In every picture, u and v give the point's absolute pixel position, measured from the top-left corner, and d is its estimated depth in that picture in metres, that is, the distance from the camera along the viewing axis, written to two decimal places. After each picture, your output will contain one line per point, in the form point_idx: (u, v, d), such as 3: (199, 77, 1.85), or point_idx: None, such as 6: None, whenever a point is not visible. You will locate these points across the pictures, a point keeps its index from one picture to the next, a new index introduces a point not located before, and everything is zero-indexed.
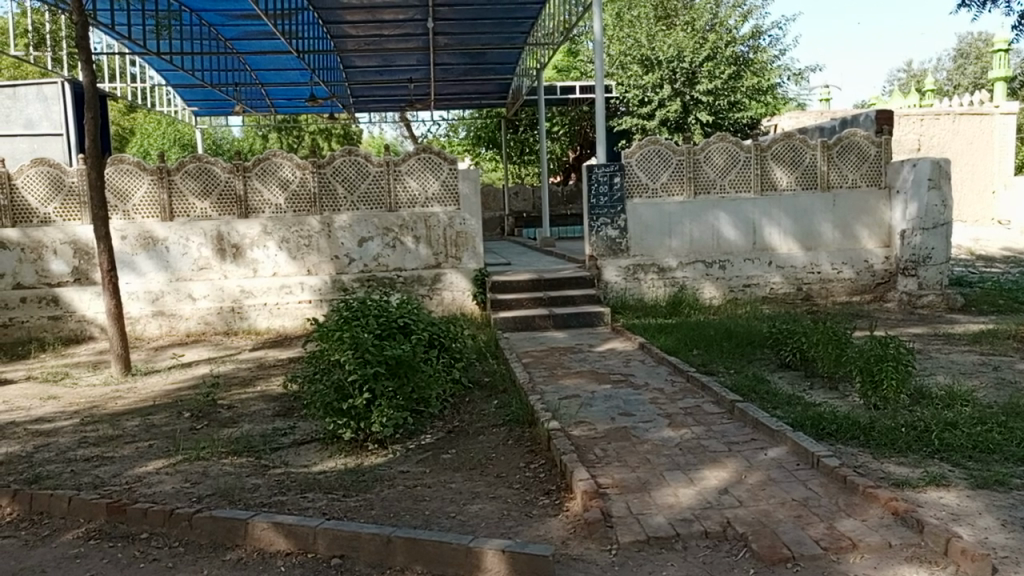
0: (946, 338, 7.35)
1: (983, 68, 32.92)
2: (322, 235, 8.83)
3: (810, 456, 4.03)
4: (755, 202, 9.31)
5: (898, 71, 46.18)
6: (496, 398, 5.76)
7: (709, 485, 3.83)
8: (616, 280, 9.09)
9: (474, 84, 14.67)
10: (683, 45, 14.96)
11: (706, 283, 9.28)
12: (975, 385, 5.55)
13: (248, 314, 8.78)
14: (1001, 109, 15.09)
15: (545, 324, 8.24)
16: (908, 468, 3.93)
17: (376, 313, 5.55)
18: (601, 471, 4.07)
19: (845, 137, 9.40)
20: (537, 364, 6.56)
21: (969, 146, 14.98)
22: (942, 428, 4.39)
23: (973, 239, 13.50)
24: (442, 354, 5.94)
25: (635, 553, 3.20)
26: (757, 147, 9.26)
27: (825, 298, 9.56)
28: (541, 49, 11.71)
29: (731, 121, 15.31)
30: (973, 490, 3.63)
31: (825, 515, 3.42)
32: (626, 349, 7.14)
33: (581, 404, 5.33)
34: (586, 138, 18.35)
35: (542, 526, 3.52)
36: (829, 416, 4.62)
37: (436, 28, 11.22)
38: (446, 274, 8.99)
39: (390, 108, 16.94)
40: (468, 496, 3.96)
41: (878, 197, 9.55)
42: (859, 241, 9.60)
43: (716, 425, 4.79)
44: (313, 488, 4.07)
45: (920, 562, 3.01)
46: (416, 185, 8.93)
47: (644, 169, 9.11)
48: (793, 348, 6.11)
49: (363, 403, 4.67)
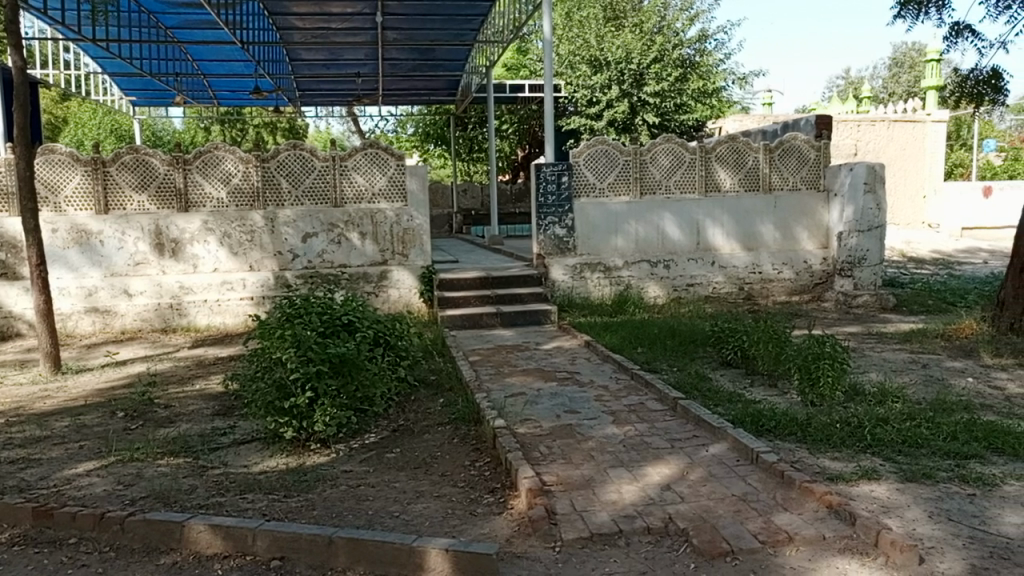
0: (879, 337, 7.60)
1: (917, 76, 34.58)
2: (265, 231, 8.65)
3: (750, 453, 4.12)
4: (699, 204, 9.47)
5: (836, 79, 47.69)
6: (443, 397, 5.72)
7: (652, 481, 3.88)
8: (563, 279, 9.13)
9: (422, 80, 14.56)
10: (631, 46, 15.13)
11: (650, 282, 9.40)
12: (906, 382, 5.76)
13: (187, 311, 8.54)
14: (932, 117, 15.66)
15: (492, 322, 8.24)
16: (843, 463, 4.05)
17: (319, 311, 5.46)
18: (546, 469, 4.08)
19: (786, 141, 9.66)
20: (483, 362, 6.55)
21: (902, 152, 15.54)
22: (874, 424, 4.53)
23: (906, 241, 14.04)
24: (388, 352, 5.87)
25: (579, 550, 3.21)
26: (702, 149, 9.42)
27: (766, 298, 9.79)
28: (492, 47, 11.69)
29: (677, 122, 15.55)
30: (903, 483, 3.77)
31: (764, 510, 3.49)
32: (572, 347, 7.19)
33: (527, 402, 5.35)
34: (534, 136, 18.41)
35: (486, 524, 3.51)
36: (768, 414, 4.72)
37: (385, 23, 11.10)
38: (392, 271, 8.91)
39: (337, 103, 16.70)
40: (412, 495, 3.93)
41: (817, 200, 9.84)
42: (798, 243, 9.87)
43: (659, 422, 4.86)
44: (252, 489, 3.98)
45: (853, 554, 3.10)
46: (363, 181, 8.83)
47: (591, 168, 9.16)
48: (734, 347, 6.24)
49: (305, 402, 4.60)
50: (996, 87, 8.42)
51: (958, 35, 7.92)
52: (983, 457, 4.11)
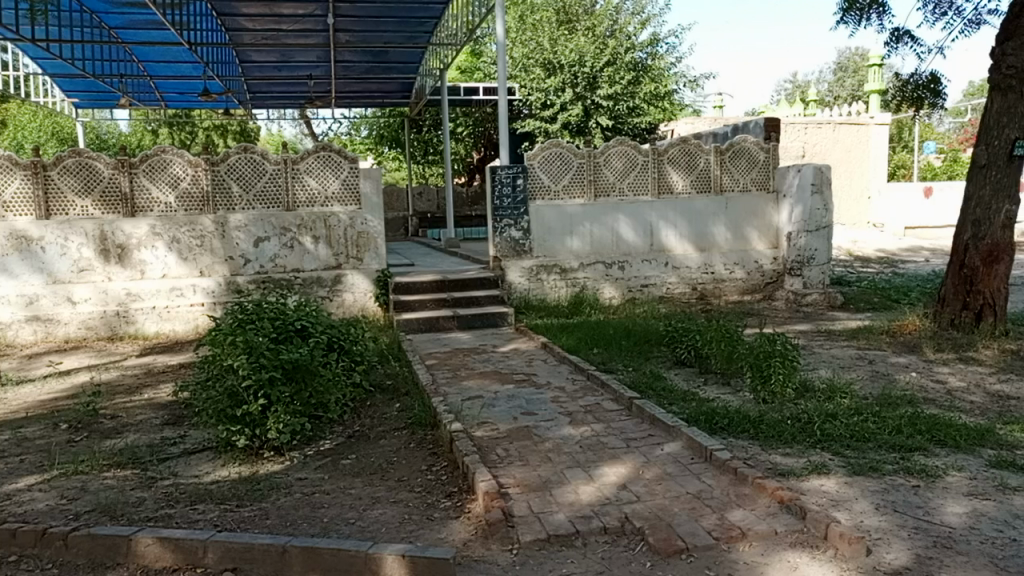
0: (828, 334, 7.79)
1: (860, 81, 35.67)
2: (216, 236, 8.48)
3: (704, 451, 4.18)
4: (653, 205, 9.58)
5: (784, 83, 48.80)
6: (399, 401, 5.68)
7: (608, 481, 3.91)
8: (520, 281, 9.14)
9: (376, 82, 14.45)
10: (584, 50, 15.26)
11: (606, 284, 9.48)
12: (853, 377, 5.92)
13: (135, 318, 8.33)
14: (876, 120, 16.12)
15: (449, 325, 8.21)
16: (794, 459, 4.14)
17: (272, 316, 5.38)
18: (503, 471, 4.08)
19: (736, 143, 9.86)
20: (440, 366, 6.52)
21: (847, 154, 15.97)
22: (824, 419, 4.64)
23: (853, 241, 14.42)
24: (343, 358, 5.81)
25: (536, 552, 3.22)
26: (655, 151, 9.54)
27: (719, 298, 9.96)
28: (445, 49, 11.65)
29: (630, 125, 15.73)
30: (851, 476, 3.86)
31: (718, 507, 3.54)
32: (529, 349, 7.21)
33: (484, 405, 5.34)
34: (489, 138, 18.40)
35: (443, 529, 3.50)
36: (721, 411, 4.79)
37: (337, 25, 11.00)
38: (347, 275, 8.82)
39: (289, 105, 16.46)
40: (369, 501, 3.89)
41: (766, 201, 10.05)
42: (749, 243, 10.07)
43: (615, 422, 4.90)
44: (203, 499, 3.89)
45: (803, 547, 3.16)
46: (316, 184, 8.72)
47: (546, 170, 9.19)
48: (688, 346, 6.33)
49: (258, 410, 4.52)
50: (935, 91, 8.71)
51: (899, 41, 8.18)
52: (926, 449, 4.24)
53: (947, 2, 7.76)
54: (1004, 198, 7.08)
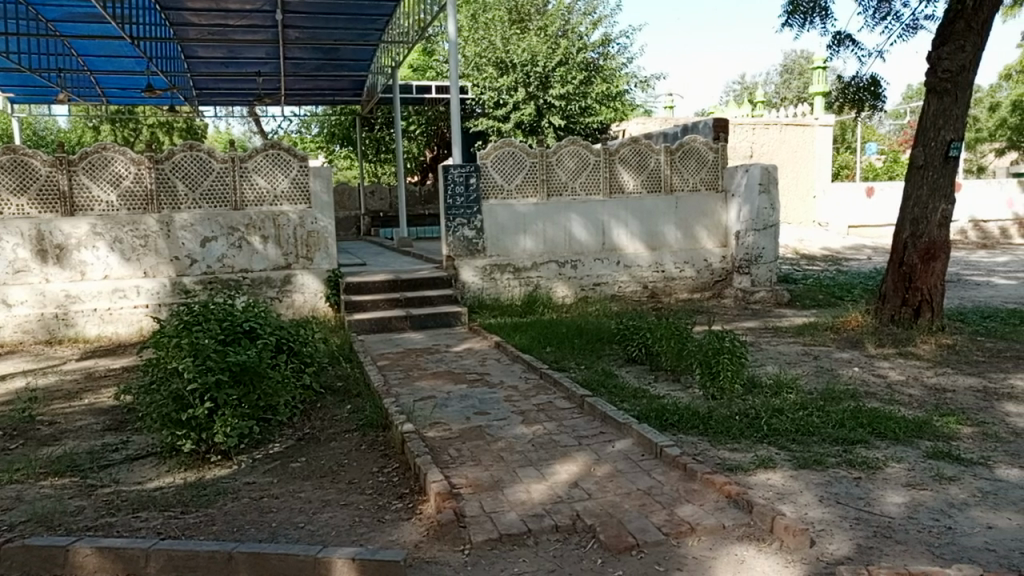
0: (775, 331, 7.96)
1: (805, 83, 36.57)
2: (160, 236, 8.26)
3: (654, 447, 4.22)
4: (605, 205, 9.66)
5: (732, 84, 49.68)
6: (350, 403, 5.61)
7: (560, 480, 3.92)
8: (473, 280, 9.12)
9: (327, 80, 14.25)
10: (536, 50, 15.30)
11: (559, 283, 9.53)
12: (799, 373, 6.05)
13: (75, 321, 8.07)
14: (820, 122, 16.53)
15: (401, 325, 8.15)
16: (741, 454, 4.21)
17: (218, 318, 5.26)
18: (455, 471, 4.07)
19: (686, 143, 10.01)
20: (392, 366, 6.47)
21: (793, 154, 16.34)
22: (770, 414, 4.74)
23: (799, 240, 14.77)
24: (292, 359, 5.72)
25: (488, 552, 3.21)
26: (606, 151, 9.61)
27: (669, 296, 10.10)
28: (396, 47, 11.56)
29: (582, 125, 15.83)
30: (796, 469, 3.95)
31: (667, 502, 3.59)
32: (482, 348, 7.20)
33: (436, 405, 5.31)
34: (441, 137, 18.32)
35: (395, 531, 3.47)
36: (671, 408, 4.86)
37: (285, 21, 10.82)
38: (297, 275, 8.69)
39: (237, 102, 16.14)
40: (318, 505, 3.83)
41: (715, 201, 10.24)
42: (698, 242, 10.24)
43: (567, 420, 4.93)
44: (146, 506, 3.79)
45: (750, 540, 3.22)
46: (265, 183, 8.57)
47: (498, 170, 9.18)
48: (639, 344, 6.40)
49: (204, 413, 4.42)
50: (875, 93, 8.96)
51: (840, 44, 8.39)
52: (868, 442, 4.36)
53: (886, 7, 7.99)
54: (940, 197, 7.33)
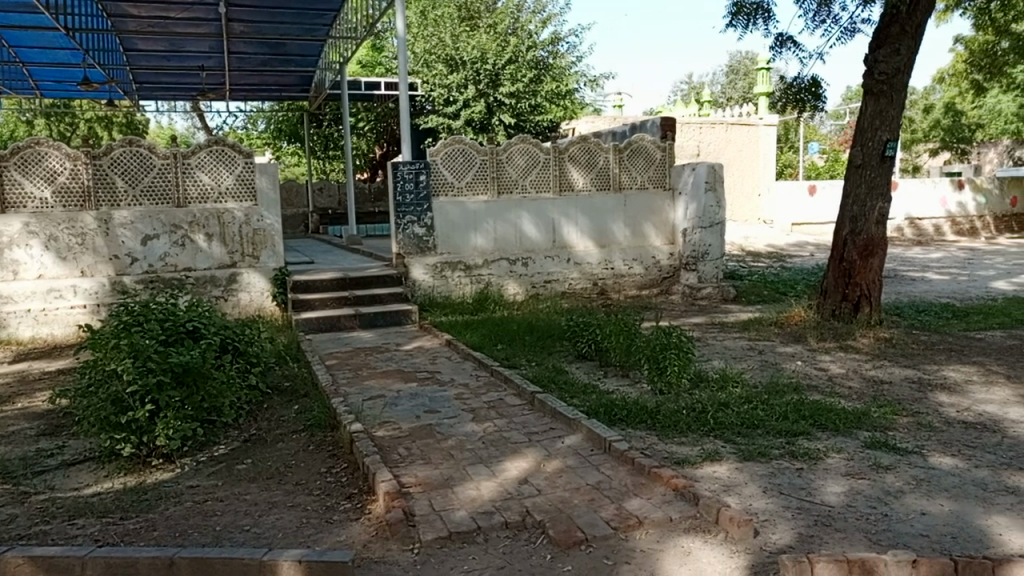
0: (721, 326, 8.12)
1: (750, 83, 37.38)
2: (99, 234, 8.00)
3: (603, 442, 4.26)
4: (555, 202, 9.71)
5: (680, 84, 50.45)
6: (298, 403, 5.52)
7: (510, 477, 3.93)
8: (423, 278, 9.06)
9: (273, 75, 14.00)
10: (486, 48, 15.30)
11: (509, 280, 9.54)
12: (744, 367, 6.18)
13: (7, 322, 7.73)
14: (764, 121, 16.91)
15: (350, 324, 8.06)
16: (688, 447, 4.28)
17: (160, 318, 5.12)
18: (405, 470, 4.04)
19: (635, 142, 10.12)
20: (341, 366, 6.39)
21: (739, 153, 16.69)
22: (716, 408, 4.83)
23: (744, 237, 15.10)
24: (238, 359, 5.60)
25: (438, 550, 3.20)
26: (556, 150, 9.65)
27: (619, 292, 10.21)
28: (345, 43, 11.43)
29: (532, 123, 15.88)
30: (741, 462, 4.03)
31: (615, 496, 3.62)
32: (433, 347, 7.16)
33: (386, 404, 5.26)
34: (391, 134, 18.17)
35: (343, 532, 3.43)
36: (620, 403, 4.91)
37: (230, 14, 10.59)
38: (242, 274, 8.52)
39: (179, 97, 15.72)
40: (264, 507, 3.76)
41: (663, 199, 10.39)
42: (646, 239, 10.37)
43: (517, 417, 4.93)
44: (83, 513, 3.67)
45: (697, 532, 3.28)
46: (208, 180, 8.38)
47: (448, 167, 9.14)
48: (589, 340, 6.46)
49: (145, 416, 4.30)
50: (816, 94, 9.20)
51: (783, 45, 8.59)
52: (809, 433, 4.48)
53: (825, 11, 8.20)
54: (877, 196, 7.57)
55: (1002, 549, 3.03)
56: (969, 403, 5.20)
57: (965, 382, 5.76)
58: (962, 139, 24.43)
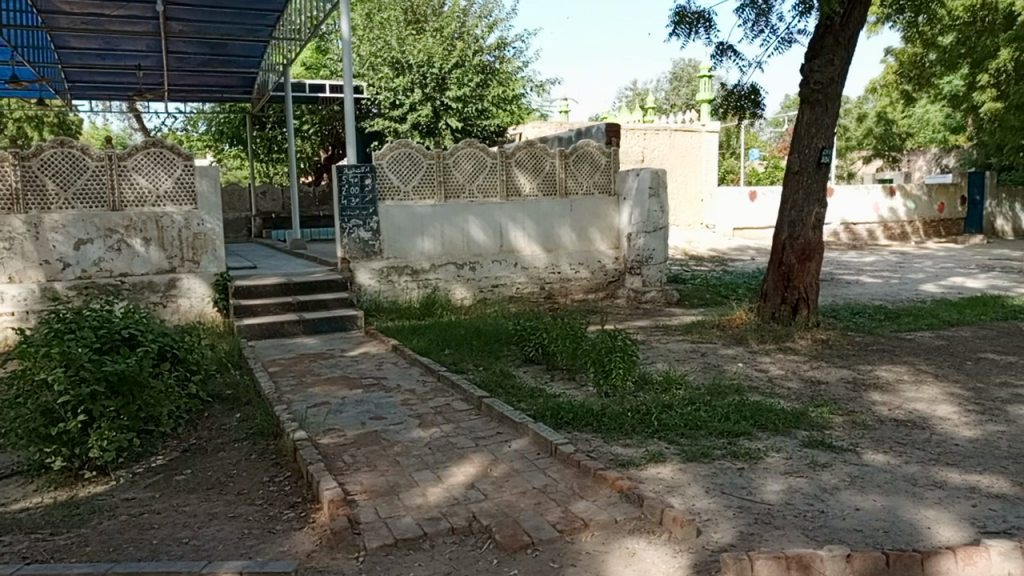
0: (665, 329, 8.26)
1: (693, 91, 38.16)
2: (28, 238, 7.67)
3: (549, 445, 4.29)
4: (502, 207, 9.73)
5: (624, 90, 51.18)
6: (240, 411, 5.40)
7: (456, 482, 3.92)
8: (369, 283, 8.97)
9: (214, 75, 13.69)
10: (432, 51, 15.26)
11: (457, 285, 9.51)
12: (687, 369, 6.30)
13: None
14: (707, 128, 17.23)
15: (294, 330, 7.93)
16: (633, 449, 4.33)
17: (94, 325, 4.96)
18: (350, 478, 3.99)
19: (580, 148, 10.22)
20: (284, 373, 6.27)
21: (681, 159, 17.00)
22: (660, 410, 4.91)
23: (687, 242, 15.42)
24: (177, 367, 5.45)
25: (383, 558, 3.17)
26: (503, 154, 9.68)
27: (565, 297, 10.29)
28: (288, 44, 11.27)
29: (479, 128, 15.88)
30: (684, 462, 4.10)
31: (561, 499, 3.65)
32: (379, 352, 7.10)
33: (330, 411, 5.19)
34: (336, 138, 17.96)
35: (286, 541, 3.37)
36: (566, 406, 4.95)
37: (168, 13, 10.34)
38: (182, 279, 8.31)
39: (115, 97, 15.24)
40: (204, 518, 3.67)
41: (608, 204, 10.51)
42: (592, 244, 10.48)
43: (464, 422, 4.92)
44: (10, 529, 3.53)
45: (641, 533, 3.32)
46: (146, 182, 8.14)
47: (395, 171, 9.08)
48: (536, 344, 6.49)
49: (77, 427, 4.17)
50: (755, 102, 9.44)
51: (723, 54, 8.79)
52: (750, 434, 4.58)
53: (763, 21, 8.43)
54: (814, 201, 7.80)
55: (932, 542, 3.15)
56: (900, 402, 5.40)
57: (896, 381, 5.98)
58: (892, 147, 25.35)
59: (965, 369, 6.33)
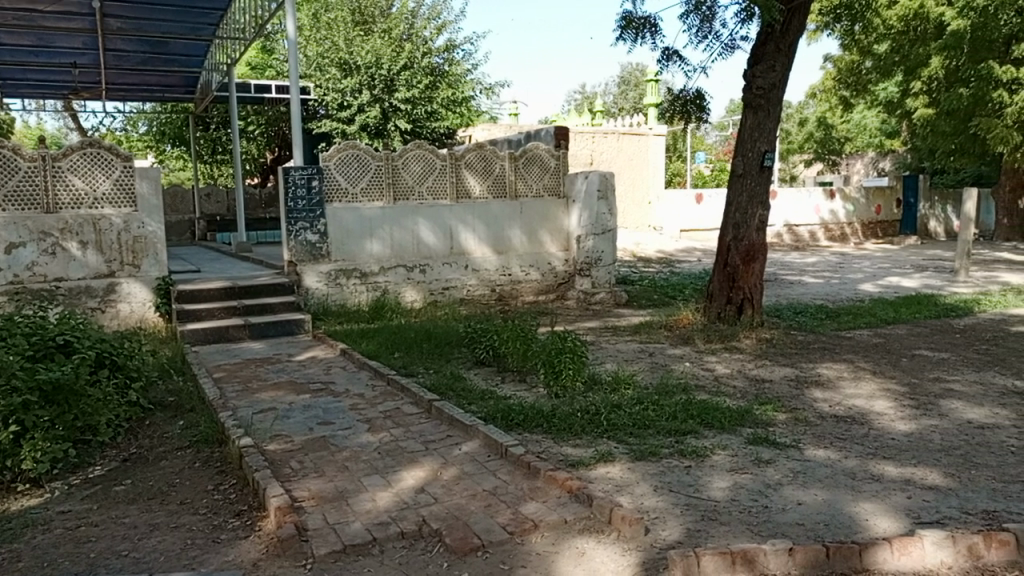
0: (614, 330, 8.35)
1: (641, 94, 38.67)
2: None
3: (499, 447, 4.29)
4: (451, 209, 9.70)
5: (573, 93, 51.59)
6: (183, 418, 5.26)
7: (406, 486, 3.89)
8: (317, 286, 8.85)
9: (154, 74, 13.33)
10: (380, 52, 15.14)
11: (407, 287, 9.44)
12: (636, 369, 6.37)
13: None
14: (654, 131, 17.51)
15: (240, 334, 7.77)
16: (583, 449, 4.37)
17: (26, 334, 4.90)
18: (297, 484, 3.93)
19: (529, 150, 10.26)
20: (229, 379, 6.13)
21: (629, 162, 17.19)
22: (609, 410, 4.95)
23: (635, 244, 15.62)
24: (117, 374, 5.29)
25: (331, 565, 3.12)
26: (452, 157, 9.66)
27: (516, 299, 10.31)
28: (232, 44, 11.06)
29: (428, 130, 15.81)
30: (633, 462, 4.15)
31: (511, 501, 3.65)
32: (327, 356, 7.00)
33: (277, 417, 5.09)
34: (282, 139, 17.67)
35: (231, 551, 3.30)
36: (516, 408, 4.96)
37: (105, 9, 10.03)
38: (121, 284, 8.07)
39: (49, 96, 14.72)
40: (145, 529, 3.57)
41: (558, 206, 10.58)
42: (543, 246, 10.53)
43: (414, 426, 4.89)
44: None
45: (590, 533, 3.34)
46: (82, 184, 7.86)
47: (343, 173, 8.98)
48: (486, 346, 6.48)
49: (9, 438, 4.07)
50: (700, 106, 9.63)
51: (669, 59, 8.93)
52: (697, 432, 4.66)
53: (707, 27, 8.60)
54: (758, 204, 7.97)
55: (869, 534, 3.25)
56: (840, 398, 5.56)
57: (837, 379, 6.16)
58: (832, 151, 26.12)
59: (901, 365, 6.56)
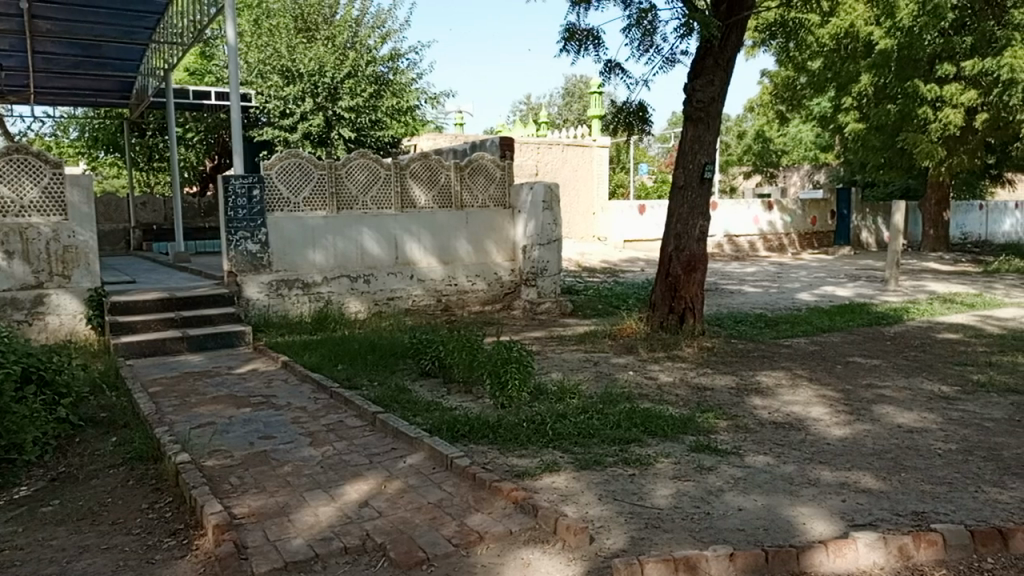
0: (559, 339, 8.41)
1: (585, 106, 39.16)
2: None
3: (445, 459, 4.27)
4: (396, 219, 9.64)
5: (518, 105, 51.93)
6: (116, 434, 5.07)
7: (350, 500, 3.83)
8: (258, 297, 8.67)
9: (86, 78, 12.91)
10: (324, 60, 14.97)
11: (351, 298, 9.33)
12: (581, 379, 6.42)
13: None
14: (598, 143, 17.71)
15: (177, 347, 7.56)
16: (528, 459, 4.37)
17: None
18: (236, 501, 3.82)
19: (475, 161, 10.26)
20: (166, 393, 5.95)
21: (574, 173, 17.38)
22: (555, 420, 4.98)
23: (580, 254, 15.77)
24: (44, 390, 5.13)
25: None
26: (396, 166, 9.60)
27: (462, 308, 10.29)
28: (169, 48, 10.79)
29: (372, 138, 15.70)
30: (578, 471, 4.17)
31: (456, 513, 3.63)
32: (268, 369, 6.86)
33: (216, 432, 4.96)
34: (222, 146, 17.30)
35: (166, 571, 3.19)
36: (462, 419, 4.93)
37: (33, 10, 9.69)
38: (50, 295, 7.77)
39: None
40: (74, 551, 3.43)
41: (503, 217, 10.61)
42: (488, 257, 10.54)
43: (358, 439, 4.82)
44: None
45: (536, 543, 3.34)
46: (8, 191, 7.51)
47: (285, 182, 8.83)
48: (432, 357, 6.44)
49: None
50: (642, 118, 9.79)
51: (611, 71, 9.07)
52: (641, 440, 4.72)
53: (648, 40, 8.77)
54: (698, 215, 8.14)
55: (806, 537, 3.33)
56: (778, 405, 5.71)
57: (775, 385, 6.32)
58: (769, 163, 26.87)
59: (835, 372, 6.77)
